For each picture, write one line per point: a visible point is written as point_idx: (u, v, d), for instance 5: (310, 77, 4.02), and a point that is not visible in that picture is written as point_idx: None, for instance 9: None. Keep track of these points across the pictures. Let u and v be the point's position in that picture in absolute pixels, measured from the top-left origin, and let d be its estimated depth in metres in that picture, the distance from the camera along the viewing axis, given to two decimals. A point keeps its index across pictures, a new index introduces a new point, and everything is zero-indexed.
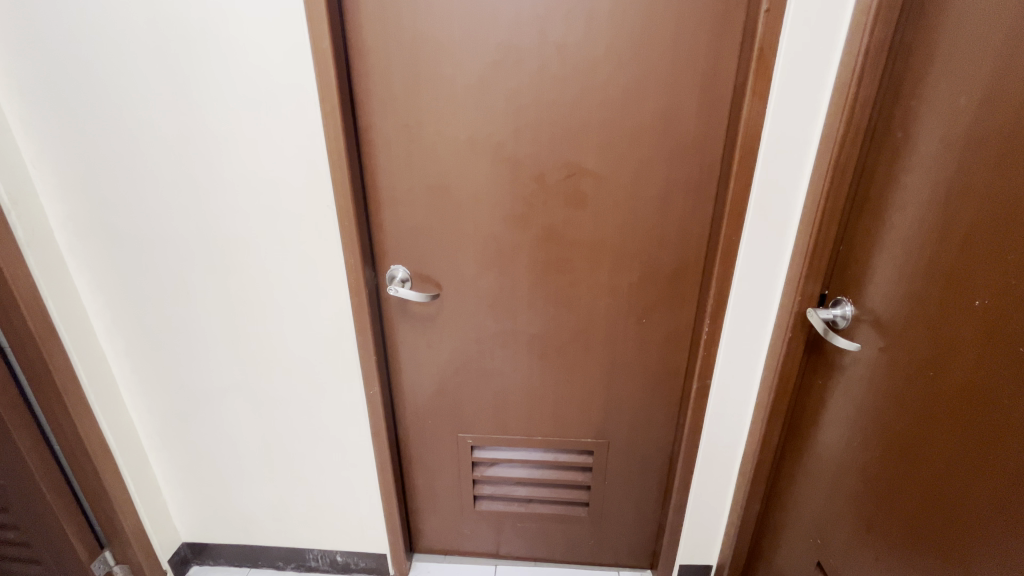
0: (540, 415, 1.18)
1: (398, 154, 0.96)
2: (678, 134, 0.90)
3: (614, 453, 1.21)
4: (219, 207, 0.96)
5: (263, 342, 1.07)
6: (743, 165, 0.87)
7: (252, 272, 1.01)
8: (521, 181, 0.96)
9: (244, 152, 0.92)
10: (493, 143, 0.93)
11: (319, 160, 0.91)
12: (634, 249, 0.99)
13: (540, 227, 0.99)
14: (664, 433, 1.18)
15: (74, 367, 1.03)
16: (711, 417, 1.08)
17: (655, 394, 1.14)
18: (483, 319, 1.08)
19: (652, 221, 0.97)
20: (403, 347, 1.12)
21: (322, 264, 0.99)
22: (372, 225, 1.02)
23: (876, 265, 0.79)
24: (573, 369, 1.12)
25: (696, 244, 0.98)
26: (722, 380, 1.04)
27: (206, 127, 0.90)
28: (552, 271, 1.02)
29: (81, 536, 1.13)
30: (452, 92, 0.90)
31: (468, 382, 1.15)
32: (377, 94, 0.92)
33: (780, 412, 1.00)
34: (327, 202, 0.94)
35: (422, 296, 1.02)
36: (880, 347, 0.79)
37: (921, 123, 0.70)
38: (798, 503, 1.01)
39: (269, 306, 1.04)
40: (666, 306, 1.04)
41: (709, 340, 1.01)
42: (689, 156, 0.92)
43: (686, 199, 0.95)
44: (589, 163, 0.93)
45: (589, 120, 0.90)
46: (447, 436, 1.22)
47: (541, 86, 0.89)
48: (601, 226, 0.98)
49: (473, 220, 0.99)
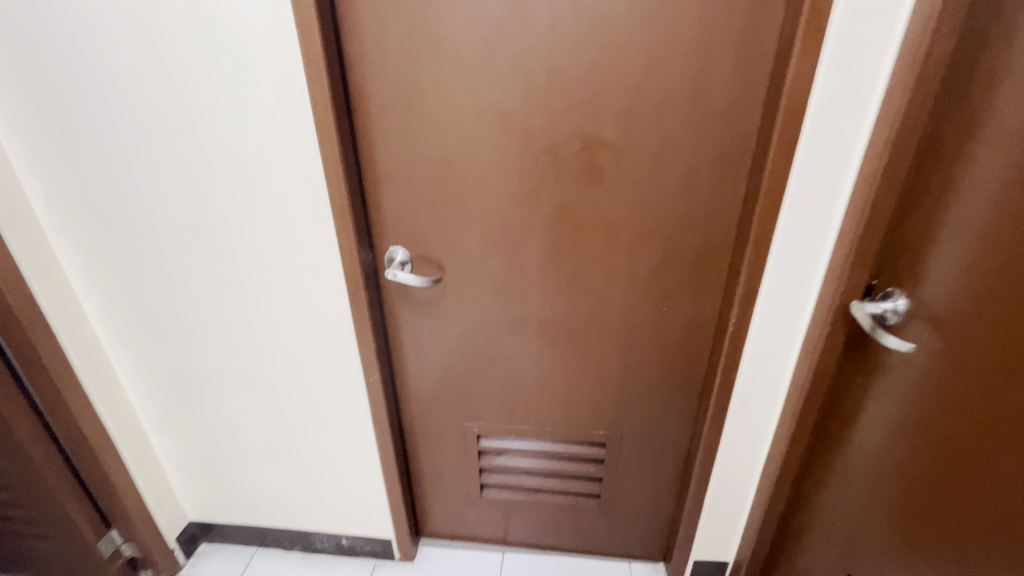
0: (551, 405, 1.12)
1: (396, 125, 0.87)
2: (709, 100, 0.79)
3: (627, 445, 1.15)
4: (203, 180, 0.89)
5: (256, 325, 1.02)
6: (785, 136, 0.76)
7: (242, 252, 0.95)
8: (531, 154, 0.86)
9: (226, 123, 0.84)
10: (500, 112, 0.84)
11: (307, 131, 0.83)
12: (656, 229, 0.90)
13: (552, 205, 0.90)
14: (682, 426, 1.11)
15: (64, 351, 0.99)
16: (734, 412, 1.00)
17: (673, 386, 1.06)
18: (490, 303, 1.01)
19: (676, 199, 0.87)
20: (406, 333, 1.06)
21: (315, 245, 0.92)
22: (370, 202, 0.94)
23: (938, 254, 0.68)
24: (585, 358, 1.05)
25: (725, 225, 0.88)
26: (749, 374, 0.96)
27: (183, 95, 0.82)
28: (565, 253, 0.94)
29: (86, 516, 1.12)
30: (452, 55, 0.80)
31: (474, 370, 1.09)
32: (369, 58, 0.82)
33: (811, 413, 0.91)
34: (316, 179, 0.87)
35: (425, 281, 0.95)
36: (936, 347, 0.69)
37: (1010, 82, 0.58)
38: (827, 508, 0.93)
39: (261, 288, 0.98)
40: (689, 293, 0.95)
41: (737, 331, 0.92)
42: (721, 126, 0.81)
43: (715, 175, 0.84)
44: (607, 134, 0.83)
45: (608, 84, 0.79)
46: (452, 424, 1.17)
47: (554, 46, 0.78)
48: (620, 204, 0.88)
49: (478, 195, 0.91)
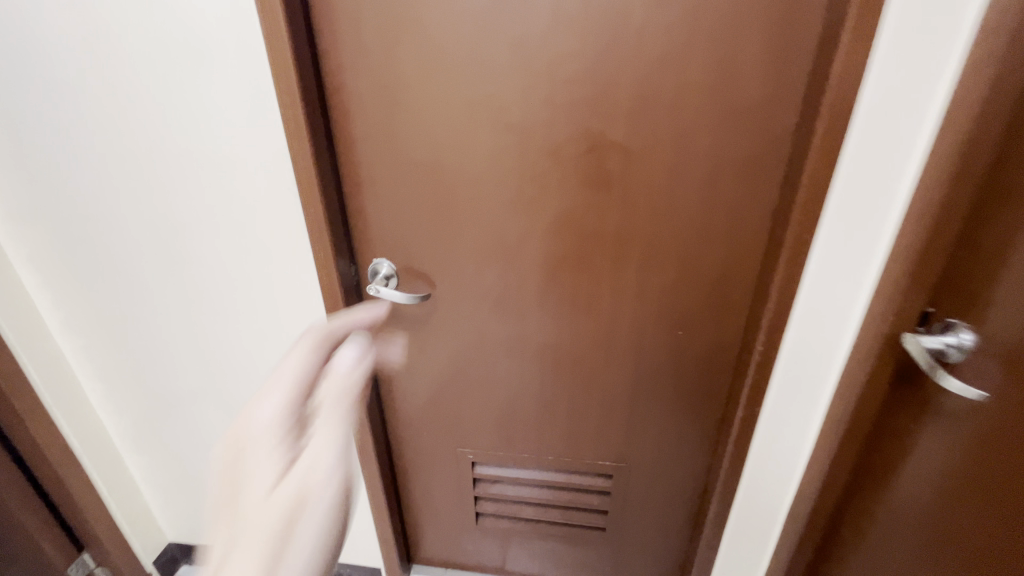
0: (552, 433, 1.02)
1: (377, 125, 0.77)
2: (737, 95, 0.68)
3: (636, 478, 1.04)
4: (165, 185, 0.80)
5: (228, 343, 0.93)
6: (827, 138, 0.64)
7: (210, 265, 0.86)
8: (529, 158, 0.76)
9: (186, 123, 0.74)
10: (494, 109, 0.73)
11: (274, 132, 0.74)
12: (673, 243, 0.79)
13: (554, 214, 0.79)
14: (698, 459, 1.00)
15: (21, 369, 0.91)
16: (758, 448, 0.89)
17: (688, 415, 0.95)
18: (484, 322, 0.91)
19: (696, 210, 0.76)
20: (393, 353, 0.97)
21: (289, 259, 0.83)
22: (352, 209, 0.84)
23: (1013, 279, 0.55)
24: (590, 383, 0.94)
25: (752, 240, 0.77)
26: (775, 407, 0.85)
27: (137, 92, 0.73)
28: (567, 269, 0.83)
29: (53, 542, 1.05)
30: (439, 43, 0.70)
31: (468, 393, 0.99)
32: (346, 49, 0.72)
33: (850, 438, 0.80)
34: (287, 185, 0.77)
35: (411, 297, 0.86)
36: (1009, 392, 0.56)
37: None
38: (866, 564, 0.81)
39: (231, 303, 0.89)
40: (709, 314, 0.84)
41: (763, 359, 0.81)
42: (751, 126, 0.69)
43: (742, 183, 0.73)
44: (617, 135, 0.72)
45: (618, 77, 0.69)
46: (445, 450, 1.08)
47: (556, 34, 0.68)
48: (631, 214, 0.77)
49: (471, 203, 0.81)
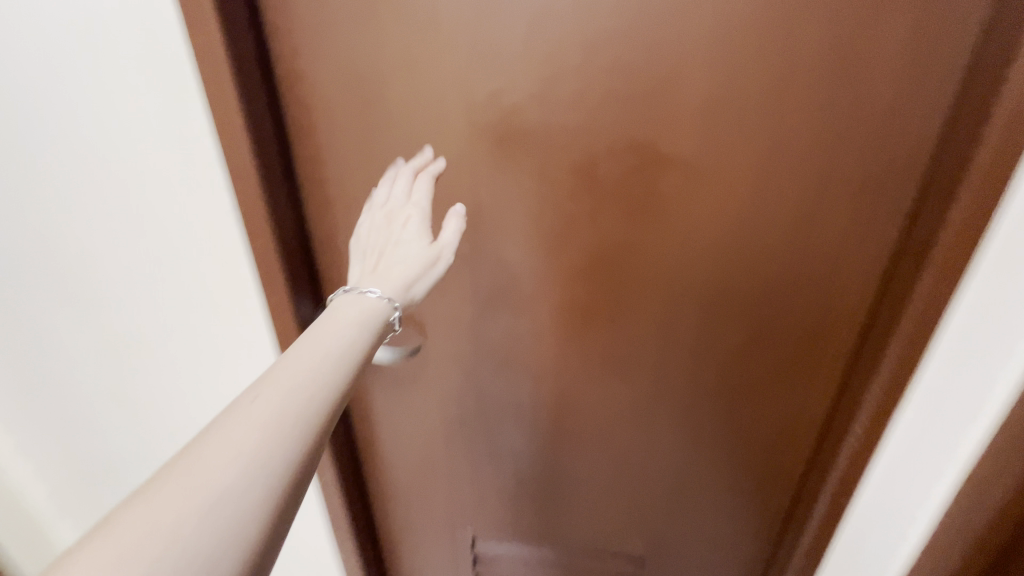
0: (571, 511, 0.82)
1: (350, 132, 0.58)
2: (850, 99, 0.48)
3: (672, 564, 0.85)
4: (55, 206, 0.59)
5: (154, 409, 0.72)
6: (990, 161, 0.45)
7: (126, 312, 0.65)
8: (555, 180, 0.56)
9: (81, 124, 0.54)
10: (508, 116, 0.54)
11: (203, 139, 0.53)
12: (739, 290, 0.59)
13: (584, 254, 0.60)
14: (753, 549, 0.81)
15: None
16: (840, 556, 0.68)
17: (746, 502, 0.75)
18: (490, 381, 0.72)
19: (779, 253, 0.56)
20: (376, 413, 0.77)
21: (234, 307, 0.63)
22: (319, 241, 0.65)
23: None
24: (620, 458, 0.75)
25: (852, 291, 0.58)
26: (869, 513, 0.63)
27: (7, 80, 0.53)
28: (599, 322, 0.64)
29: None
30: (434, 24, 0.51)
31: (468, 464, 0.80)
32: (303, 26, 0.53)
33: (987, 544, 0.57)
34: (224, 212, 0.57)
35: (394, 352, 0.66)
36: None
37: None
38: None
39: (156, 359, 0.68)
40: (784, 383, 0.64)
41: (858, 453, 0.60)
42: (867, 142, 0.50)
43: (845, 218, 0.54)
44: (673, 146, 0.53)
45: (684, 72, 0.49)
46: (439, 526, 0.88)
47: (592, 4, 0.48)
48: (686, 251, 0.58)
49: (471, 235, 0.61)
